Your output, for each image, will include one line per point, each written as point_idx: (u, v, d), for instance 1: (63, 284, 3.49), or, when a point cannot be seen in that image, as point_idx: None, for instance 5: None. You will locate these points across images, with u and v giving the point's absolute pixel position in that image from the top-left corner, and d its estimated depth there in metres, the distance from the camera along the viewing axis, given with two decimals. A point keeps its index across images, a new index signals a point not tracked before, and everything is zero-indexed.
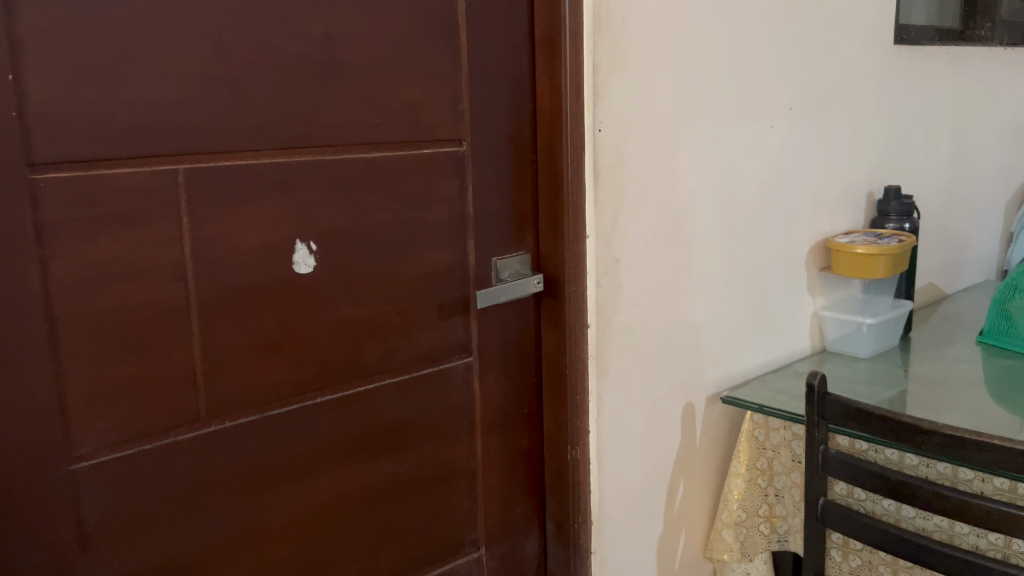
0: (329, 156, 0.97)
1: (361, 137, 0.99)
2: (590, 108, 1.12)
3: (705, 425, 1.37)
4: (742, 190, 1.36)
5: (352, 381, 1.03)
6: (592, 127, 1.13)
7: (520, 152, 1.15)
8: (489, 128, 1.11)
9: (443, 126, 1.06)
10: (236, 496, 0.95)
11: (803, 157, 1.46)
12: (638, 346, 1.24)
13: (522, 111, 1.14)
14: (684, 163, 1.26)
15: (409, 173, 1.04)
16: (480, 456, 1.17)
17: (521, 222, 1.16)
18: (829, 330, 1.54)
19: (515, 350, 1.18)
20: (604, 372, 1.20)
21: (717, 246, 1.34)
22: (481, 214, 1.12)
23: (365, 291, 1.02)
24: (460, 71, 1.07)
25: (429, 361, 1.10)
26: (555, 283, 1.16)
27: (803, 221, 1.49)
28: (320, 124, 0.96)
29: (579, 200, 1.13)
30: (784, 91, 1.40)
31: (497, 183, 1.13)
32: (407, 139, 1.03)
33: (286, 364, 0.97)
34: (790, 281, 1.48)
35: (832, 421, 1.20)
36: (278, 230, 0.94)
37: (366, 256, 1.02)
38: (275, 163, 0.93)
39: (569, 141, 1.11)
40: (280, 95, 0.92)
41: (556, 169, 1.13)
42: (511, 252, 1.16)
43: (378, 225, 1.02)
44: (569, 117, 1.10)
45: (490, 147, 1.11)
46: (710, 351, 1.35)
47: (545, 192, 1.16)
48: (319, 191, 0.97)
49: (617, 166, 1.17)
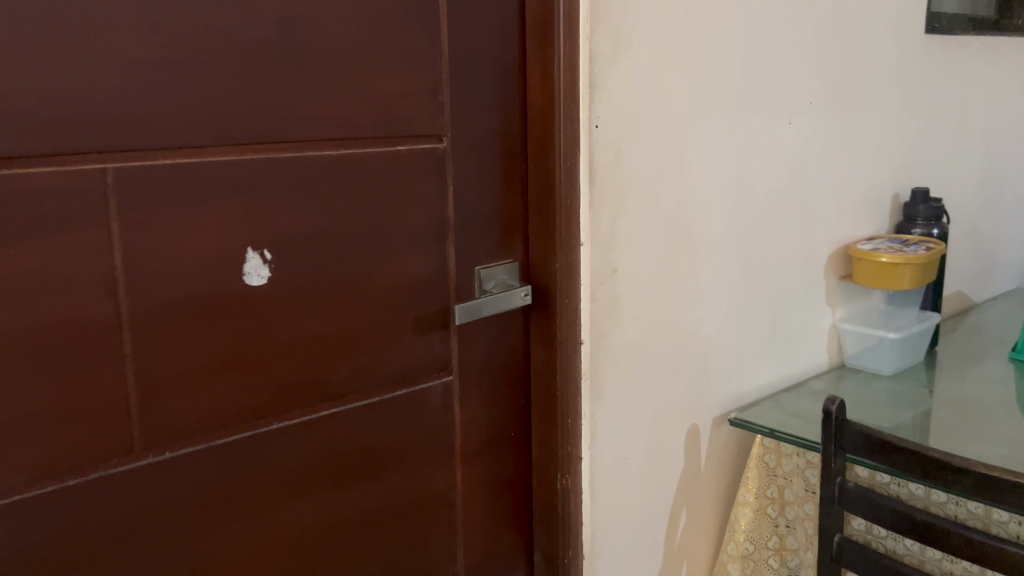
0: (287, 154, 0.86)
1: (326, 132, 0.88)
2: (586, 101, 1.00)
3: (711, 448, 1.25)
4: (756, 192, 1.24)
5: (315, 404, 0.92)
6: (587, 123, 1.01)
7: (509, 150, 1.03)
8: (474, 123, 0.99)
9: (420, 120, 0.95)
10: (181, 532, 0.85)
11: (824, 155, 1.34)
12: (637, 364, 1.12)
13: (512, 104, 1.02)
14: (691, 162, 1.14)
15: (381, 173, 0.93)
16: (460, 484, 1.06)
17: (510, 227, 1.05)
18: (849, 344, 1.42)
19: (501, 368, 1.07)
20: (598, 394, 1.08)
21: (728, 253, 1.22)
22: (464, 218, 1.00)
23: (332, 305, 0.91)
24: (441, 59, 0.95)
25: (404, 381, 0.99)
26: (546, 295, 1.05)
27: (823, 226, 1.36)
28: (277, 117, 0.84)
29: (573, 204, 1.01)
30: (804, 84, 1.28)
31: (483, 184, 1.01)
32: (379, 135, 0.92)
33: (240, 387, 0.86)
34: (807, 291, 1.36)
35: (851, 452, 1.08)
36: (227, 237, 0.83)
37: (332, 266, 0.91)
38: (224, 161, 0.82)
39: (562, 138, 0.99)
40: (230, 84, 0.81)
41: (548, 169, 1.01)
42: (497, 261, 1.04)
43: (346, 231, 0.91)
44: (563, 112, 0.98)
45: (474, 144, 1.00)
46: (717, 369, 1.23)
47: (537, 194, 1.04)
48: (276, 192, 0.85)
49: (615, 166, 1.05)
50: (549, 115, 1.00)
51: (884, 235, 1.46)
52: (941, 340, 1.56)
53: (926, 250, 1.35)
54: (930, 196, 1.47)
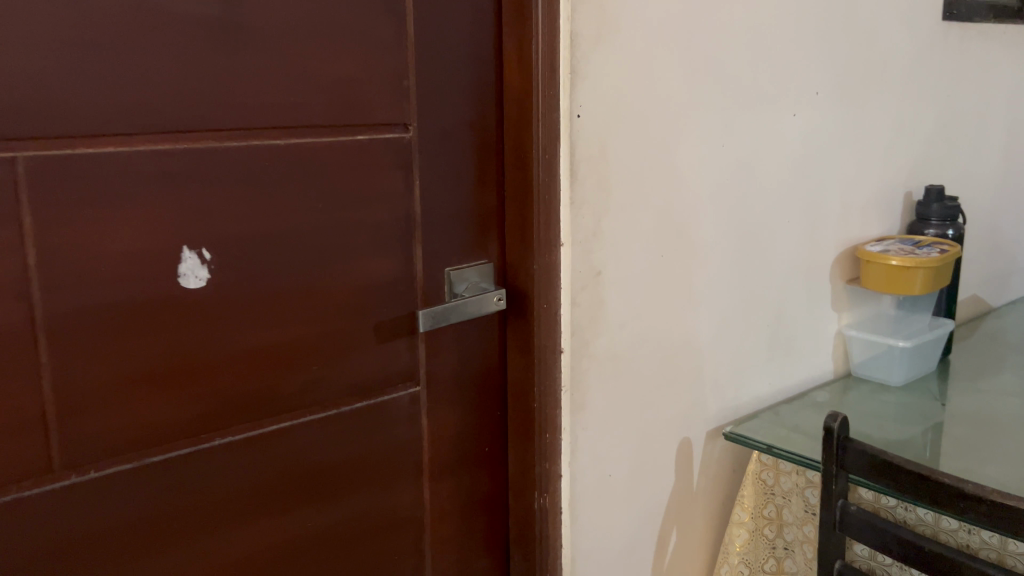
0: (229, 142, 0.77)
1: (274, 119, 0.80)
2: (567, 88, 0.92)
3: (704, 464, 1.17)
4: (756, 189, 1.15)
5: (261, 418, 0.84)
6: (568, 112, 0.92)
7: (483, 141, 0.95)
8: (444, 112, 0.91)
9: (383, 108, 0.86)
10: (108, 561, 0.76)
11: (832, 150, 1.25)
12: (622, 374, 1.04)
13: (487, 91, 0.94)
14: (684, 156, 1.05)
15: (337, 165, 0.85)
16: (428, 503, 0.98)
17: (484, 226, 0.97)
18: (855, 353, 1.33)
19: (474, 378, 0.99)
20: (580, 407, 1.00)
21: (724, 255, 1.13)
22: (433, 214, 0.92)
23: (280, 309, 0.83)
24: (406, 40, 0.87)
25: (363, 392, 0.91)
26: (522, 299, 0.97)
27: (829, 225, 1.27)
28: (218, 102, 0.76)
29: (552, 200, 0.93)
30: (810, 73, 1.19)
31: (453, 178, 0.93)
32: (336, 124, 0.84)
33: (176, 399, 0.78)
34: (811, 296, 1.26)
35: (855, 474, 0.99)
36: (160, 234, 0.75)
37: (281, 266, 0.83)
38: (156, 150, 0.74)
39: (540, 128, 0.90)
40: (162, 64, 0.73)
41: (526, 163, 0.92)
42: (470, 261, 0.96)
43: (297, 228, 0.83)
44: (541, 99, 0.90)
45: (444, 134, 0.91)
46: (712, 379, 1.14)
47: (513, 189, 0.95)
48: (216, 185, 0.77)
49: (599, 160, 0.96)
50: (526, 103, 0.91)
51: (895, 236, 1.36)
52: (955, 348, 1.47)
53: (940, 252, 1.25)
54: (945, 194, 1.38)
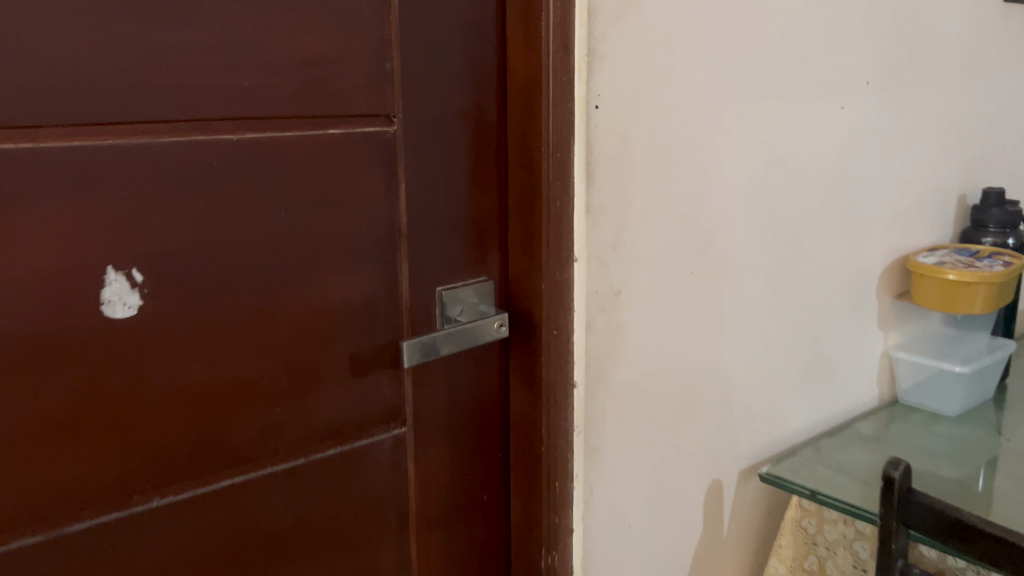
0: (167, 137, 0.62)
1: (223, 109, 0.64)
2: (583, 73, 0.76)
3: (736, 508, 1.01)
4: (797, 193, 1.00)
5: (208, 473, 0.69)
6: (584, 102, 0.77)
7: (482, 136, 0.80)
8: (435, 102, 0.76)
9: (361, 96, 0.71)
10: None
11: (881, 148, 1.09)
12: (644, 411, 0.88)
13: (487, 77, 0.79)
14: (718, 154, 0.89)
15: (303, 165, 0.70)
16: (415, 563, 0.83)
17: (482, 237, 0.81)
18: (903, 376, 1.17)
19: (470, 415, 0.84)
20: (594, 450, 0.84)
21: (760, 268, 0.98)
22: (421, 224, 0.77)
23: (230, 340, 0.68)
24: (390, 14, 0.71)
25: (334, 437, 0.76)
26: (527, 324, 0.81)
27: (877, 233, 1.12)
28: (151, 87, 0.61)
29: (564, 207, 0.78)
30: (861, 59, 1.03)
31: (446, 181, 0.78)
32: (302, 116, 0.69)
33: (98, 453, 0.63)
34: (855, 313, 1.11)
35: (917, 531, 0.84)
36: (77, 253, 0.60)
37: (231, 289, 0.67)
38: (71, 147, 0.58)
39: (549, 121, 0.75)
40: (79, 37, 0.57)
41: (534, 163, 0.77)
42: (466, 279, 0.81)
43: (253, 243, 0.68)
44: (551, 86, 0.75)
45: (435, 128, 0.76)
46: (745, 412, 0.99)
47: (517, 194, 0.80)
48: (150, 190, 0.62)
49: (622, 159, 0.80)
50: (534, 91, 0.76)
51: (948, 245, 1.21)
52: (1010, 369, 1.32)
53: (1004, 266, 1.10)
54: (1004, 198, 1.22)
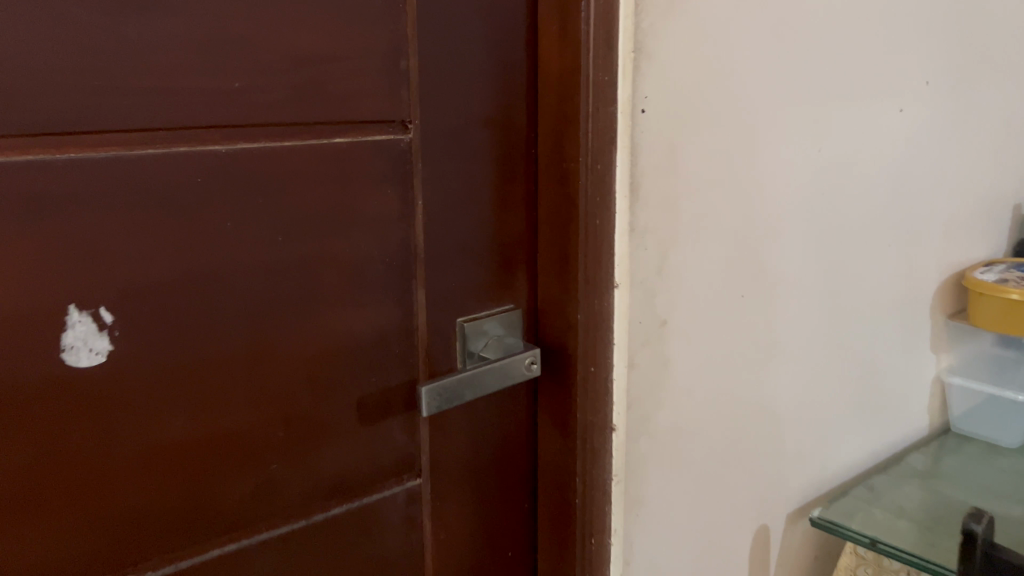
0: (142, 150, 0.52)
1: (210, 115, 0.54)
2: (626, 73, 0.66)
3: (783, 554, 0.91)
4: (852, 205, 0.90)
5: (192, 544, 0.58)
6: (628, 107, 0.67)
7: (509, 146, 0.69)
8: (457, 106, 0.65)
9: (372, 100, 0.61)
10: None
11: (938, 155, 0.99)
12: (689, 454, 0.78)
13: (515, 77, 0.68)
14: (769, 163, 0.79)
15: (304, 180, 0.59)
16: None
17: (508, 260, 0.71)
18: (955, 403, 1.08)
19: (494, 462, 0.73)
20: (635, 501, 0.74)
21: (812, 290, 0.88)
22: (440, 246, 0.67)
23: (218, 385, 0.58)
24: (406, 3, 0.61)
25: (340, 494, 0.65)
26: (559, 359, 0.71)
27: (932, 248, 1.02)
28: (123, 89, 0.50)
29: (604, 227, 0.67)
30: (921, 57, 0.93)
31: (468, 197, 0.68)
32: (303, 122, 0.58)
33: (60, 527, 0.52)
34: (908, 336, 1.01)
35: None
36: (32, 291, 0.49)
37: (220, 324, 0.57)
38: (24, 162, 0.47)
39: (588, 127, 0.65)
40: (32, 28, 0.46)
41: (570, 175, 0.67)
42: (490, 309, 0.71)
43: (245, 272, 0.57)
44: (589, 87, 0.64)
45: (455, 135, 0.66)
46: (794, 449, 0.89)
47: (548, 212, 0.70)
48: (122, 214, 0.51)
49: (670, 171, 0.70)
50: (570, 93, 0.66)
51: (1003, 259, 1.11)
52: None
53: None
54: None
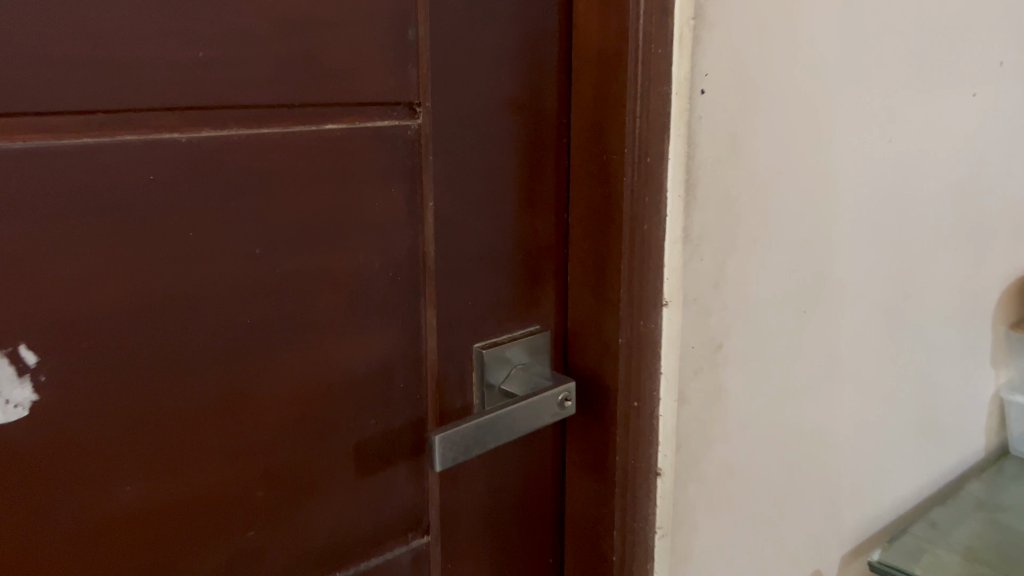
0: (76, 137, 0.39)
1: (167, 92, 0.41)
2: (681, 49, 0.54)
3: None
4: (920, 204, 0.78)
5: None
6: (685, 90, 0.55)
7: (536, 135, 0.57)
8: (476, 86, 0.53)
9: (373, 76, 0.49)
10: None
11: (1009, 146, 0.88)
12: (742, 497, 0.67)
13: (546, 52, 0.56)
14: (838, 157, 0.68)
15: (286, 176, 0.47)
16: None
17: (534, 273, 0.59)
18: (1015, 423, 0.97)
19: (516, 512, 0.62)
20: (681, 556, 0.63)
21: (876, 301, 0.76)
22: (454, 257, 0.55)
23: (189, 433, 0.46)
24: None
25: (332, 561, 0.53)
26: (594, 391, 0.60)
27: (997, 252, 0.91)
28: (51, 56, 0.37)
29: (651, 234, 0.56)
30: (998, 35, 0.82)
31: (488, 197, 0.56)
32: (286, 103, 0.46)
33: None
34: (971, 350, 0.90)
35: None
36: None
37: (188, 359, 0.45)
38: None
39: (633, 113, 0.53)
40: None
41: (612, 171, 0.55)
42: (513, 332, 0.59)
43: (216, 293, 0.45)
44: (635, 64, 0.53)
45: (473, 122, 0.54)
46: (852, 484, 0.78)
47: (583, 215, 0.58)
48: (49, 221, 0.39)
49: (732, 169, 0.58)
50: (611, 71, 0.54)
51: None
52: None
53: None
54: None
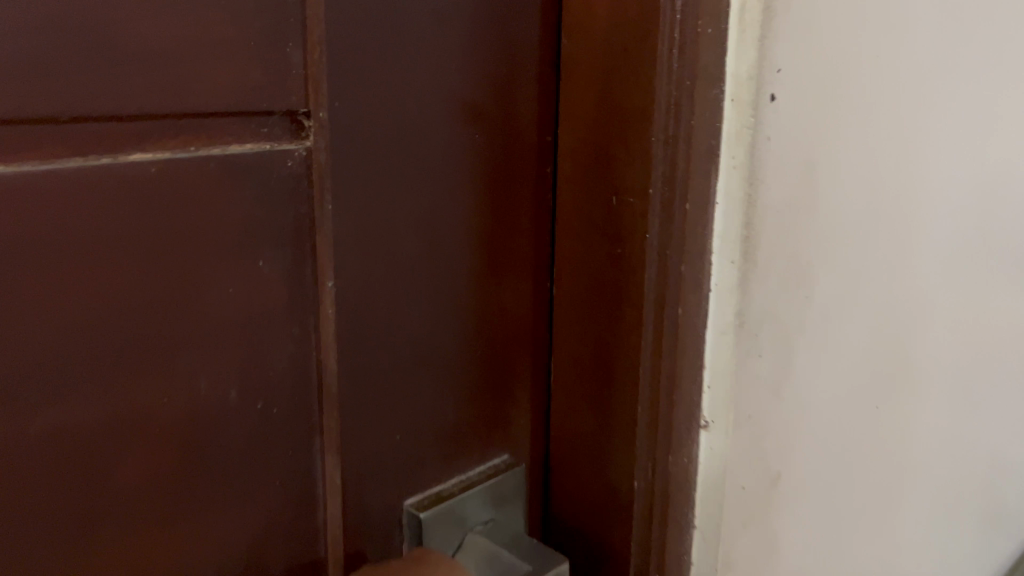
0: None
1: None
2: (742, 29, 0.34)
3: None
4: None
5: None
6: (748, 94, 0.34)
7: (502, 165, 0.36)
8: (405, 86, 0.32)
9: (224, 73, 0.27)
10: None
11: None
12: None
13: (518, 31, 0.35)
14: None
15: (38, 258, 0.24)
16: None
17: (498, 378, 0.38)
18: None
19: None
20: None
21: None
22: (368, 370, 0.33)
23: None
24: None
25: None
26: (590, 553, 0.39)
27: None
28: None
29: (686, 323, 0.35)
30: None
31: (426, 267, 0.34)
32: (37, 115, 0.24)
33: None
34: None
35: None
36: None
37: None
38: None
39: (664, 134, 0.33)
40: None
41: (625, 224, 0.35)
42: (465, 471, 0.38)
43: None
44: (669, 52, 0.32)
45: (402, 146, 0.32)
46: None
47: (575, 288, 0.37)
48: None
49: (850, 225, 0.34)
50: (626, 65, 0.33)
51: None
52: None
53: None
54: None
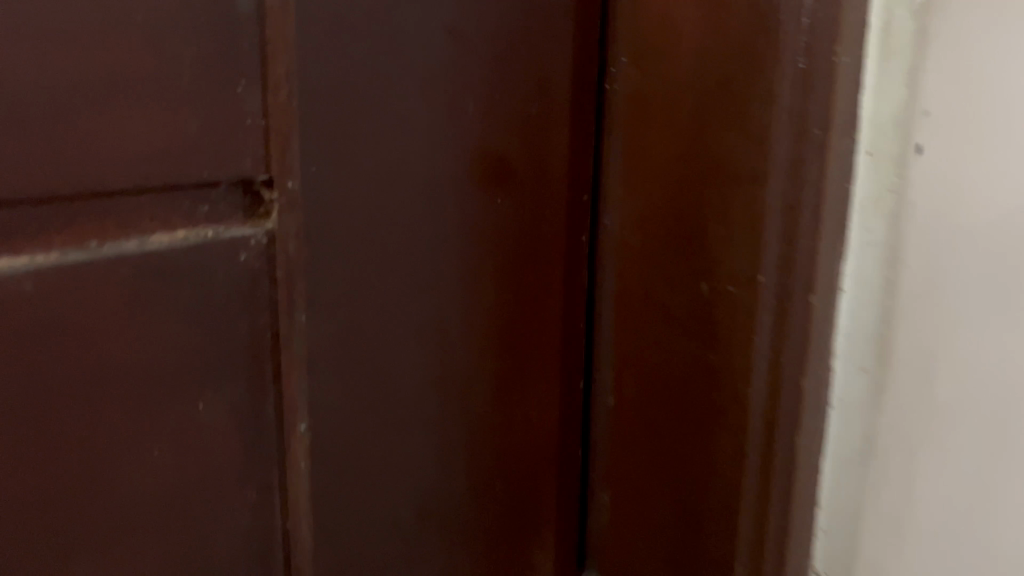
0: None
1: None
2: (886, 55, 0.23)
3: None
4: None
5: None
6: (892, 147, 0.23)
7: (526, 232, 0.26)
8: (396, 148, 0.22)
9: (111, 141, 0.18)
10: None
11: None
12: None
13: (553, 58, 0.25)
14: None
15: None
16: None
17: (512, 511, 0.28)
18: None
19: None
20: None
21: None
22: (345, 536, 0.24)
23: None
24: None
25: None
26: None
27: None
28: None
29: (800, 468, 0.25)
30: None
31: (424, 382, 0.24)
32: None
33: None
34: None
35: None
36: None
37: None
38: None
39: (781, 201, 0.23)
40: None
41: (721, 325, 0.25)
42: None
43: None
44: (791, 89, 0.22)
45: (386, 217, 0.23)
46: None
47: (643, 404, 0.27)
48: None
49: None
50: (727, 109, 0.23)
51: None
52: None
53: None
54: None
